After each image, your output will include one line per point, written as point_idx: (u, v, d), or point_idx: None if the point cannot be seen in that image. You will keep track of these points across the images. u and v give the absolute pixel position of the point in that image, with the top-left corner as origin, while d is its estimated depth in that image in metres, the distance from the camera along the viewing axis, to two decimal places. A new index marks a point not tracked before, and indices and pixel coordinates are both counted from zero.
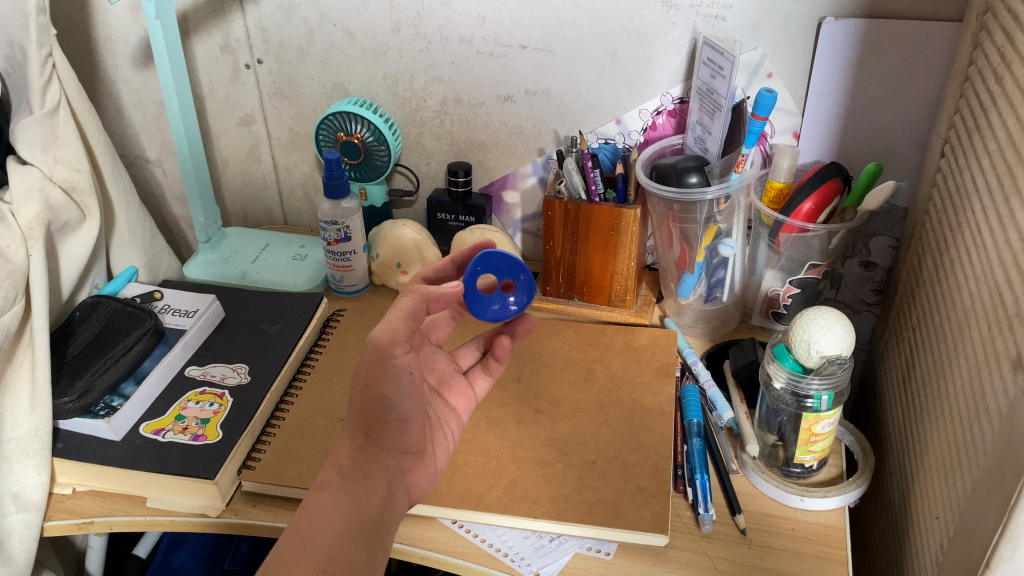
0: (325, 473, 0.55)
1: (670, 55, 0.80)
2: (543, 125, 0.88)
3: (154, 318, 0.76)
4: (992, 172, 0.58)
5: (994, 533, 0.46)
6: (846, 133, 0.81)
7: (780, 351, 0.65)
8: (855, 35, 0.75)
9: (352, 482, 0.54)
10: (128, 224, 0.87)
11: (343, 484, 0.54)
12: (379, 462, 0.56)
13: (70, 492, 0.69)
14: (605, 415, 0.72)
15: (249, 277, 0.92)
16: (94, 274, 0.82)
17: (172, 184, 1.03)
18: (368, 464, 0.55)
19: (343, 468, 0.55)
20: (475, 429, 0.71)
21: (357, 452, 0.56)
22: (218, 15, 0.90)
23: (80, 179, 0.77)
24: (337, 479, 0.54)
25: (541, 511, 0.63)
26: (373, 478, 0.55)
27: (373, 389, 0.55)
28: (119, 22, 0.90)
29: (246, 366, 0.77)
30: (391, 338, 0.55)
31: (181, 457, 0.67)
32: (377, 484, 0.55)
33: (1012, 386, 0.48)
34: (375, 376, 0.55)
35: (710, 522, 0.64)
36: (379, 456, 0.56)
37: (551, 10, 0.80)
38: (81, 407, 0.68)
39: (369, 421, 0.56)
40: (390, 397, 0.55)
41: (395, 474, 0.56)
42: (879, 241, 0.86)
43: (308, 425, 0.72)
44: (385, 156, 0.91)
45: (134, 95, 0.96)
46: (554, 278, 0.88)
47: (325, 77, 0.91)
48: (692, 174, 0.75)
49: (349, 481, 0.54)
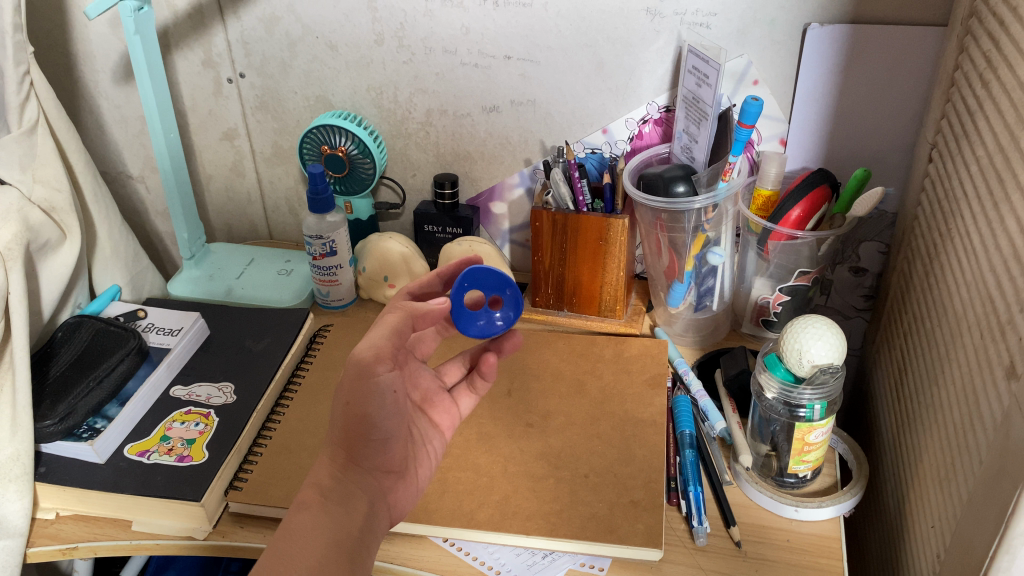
0: (305, 492, 0.53)
1: (655, 64, 0.80)
2: (529, 136, 0.88)
3: (138, 336, 0.75)
4: (981, 177, 0.58)
5: (991, 544, 0.46)
6: (833, 139, 0.80)
7: (772, 360, 0.64)
8: (840, 40, 0.74)
9: (333, 502, 0.53)
10: (111, 243, 0.85)
11: (324, 504, 0.52)
12: (358, 482, 0.55)
13: (54, 517, 0.68)
14: (597, 428, 0.72)
15: (234, 294, 0.91)
16: (76, 294, 0.81)
17: (156, 200, 1.02)
18: (348, 483, 0.54)
19: (323, 487, 0.54)
20: (465, 445, 0.70)
21: (338, 472, 0.55)
22: (199, 30, 0.89)
23: (60, 198, 0.76)
24: (318, 498, 0.53)
25: (534, 527, 0.62)
26: (354, 498, 0.54)
27: (354, 406, 0.54)
28: (100, 38, 0.89)
29: (232, 385, 0.76)
30: (374, 356, 0.55)
31: (167, 479, 0.65)
32: (357, 504, 0.54)
33: (1005, 394, 0.48)
34: (356, 394, 0.54)
35: (704, 535, 0.64)
36: (360, 476, 0.55)
37: (535, 19, 0.80)
38: (64, 431, 0.67)
39: (350, 439, 0.55)
40: (373, 415, 0.54)
41: (376, 494, 0.55)
42: (868, 246, 0.85)
43: (295, 444, 0.71)
44: (371, 169, 0.90)
45: (115, 112, 0.95)
46: (543, 289, 0.88)
47: (309, 90, 0.90)
48: (680, 183, 0.75)
49: (330, 501, 0.53)
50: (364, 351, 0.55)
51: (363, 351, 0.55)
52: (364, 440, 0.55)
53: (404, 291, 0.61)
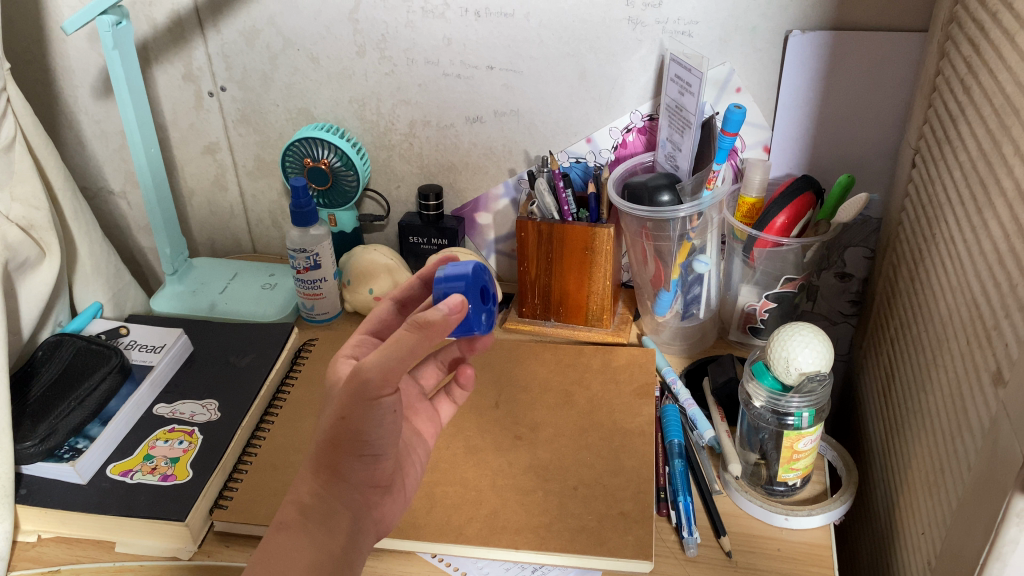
0: (286, 509, 0.53)
1: (638, 72, 0.80)
2: (513, 146, 0.87)
3: (121, 354, 0.74)
4: (964, 182, 0.58)
5: (982, 552, 0.45)
6: (817, 146, 0.80)
7: (759, 369, 0.64)
8: (821, 47, 0.74)
9: (313, 521, 0.52)
10: (92, 260, 0.84)
11: (303, 524, 0.52)
12: (342, 495, 0.53)
13: (36, 540, 0.67)
14: (586, 439, 0.71)
15: (218, 308, 0.90)
16: (57, 311, 0.80)
17: (139, 216, 1.01)
18: (331, 497, 0.53)
19: (305, 505, 0.53)
20: (453, 459, 0.70)
21: (319, 488, 0.53)
22: (178, 44, 0.88)
23: (39, 216, 0.75)
24: (298, 516, 0.52)
25: (522, 541, 0.62)
26: (337, 515, 0.53)
27: (347, 422, 0.49)
28: (78, 53, 0.88)
29: (216, 402, 0.75)
30: (382, 379, 0.47)
31: (150, 499, 0.65)
32: (340, 522, 0.53)
33: (993, 401, 0.47)
34: (354, 413, 0.49)
35: (694, 546, 0.63)
36: (344, 491, 0.53)
37: (517, 29, 0.80)
38: (45, 451, 0.66)
39: (338, 450, 0.51)
40: (365, 433, 0.50)
41: (359, 508, 0.54)
42: (853, 252, 0.85)
43: (281, 461, 0.70)
44: (354, 181, 0.89)
45: (95, 126, 0.94)
46: (529, 299, 0.87)
47: (291, 103, 0.90)
48: (664, 193, 0.74)
49: (310, 520, 0.52)
50: (373, 376, 0.47)
51: (369, 370, 0.47)
52: (352, 454, 0.51)
53: (387, 296, 0.60)
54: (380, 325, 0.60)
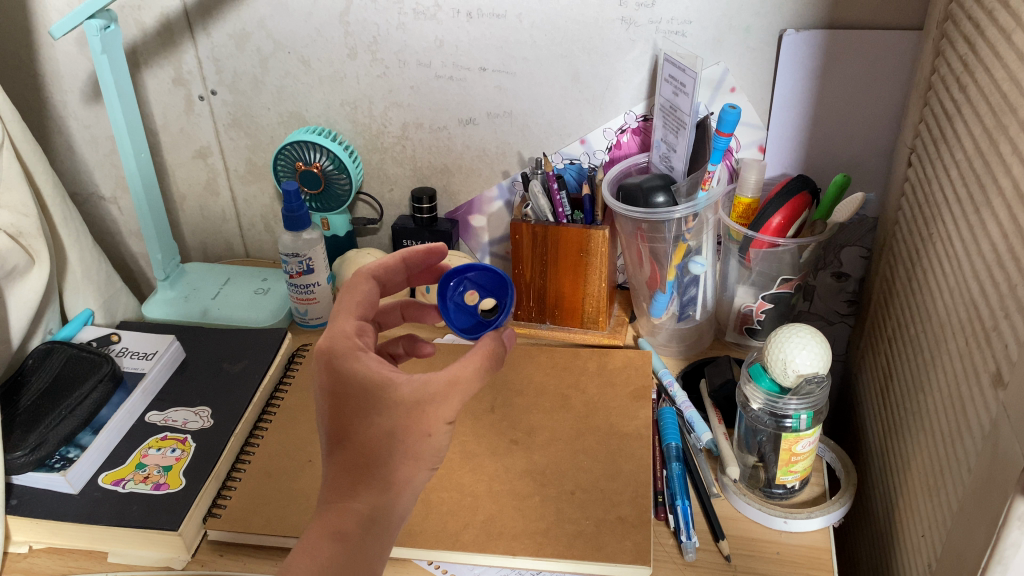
0: (340, 517, 0.48)
1: (631, 73, 0.79)
2: (507, 148, 0.87)
3: (112, 362, 0.73)
4: (961, 182, 0.58)
5: (984, 555, 0.45)
6: (811, 145, 0.80)
7: (756, 371, 0.64)
8: (816, 45, 0.74)
9: (369, 535, 0.48)
10: (82, 266, 0.84)
11: (361, 537, 0.48)
12: (397, 507, 0.49)
13: (27, 551, 0.66)
14: (582, 442, 0.71)
15: (210, 314, 0.89)
16: (47, 319, 0.80)
17: (129, 221, 1.00)
18: (389, 508, 0.49)
19: (363, 517, 0.48)
20: (449, 464, 0.69)
21: (380, 499, 0.49)
22: (168, 48, 0.87)
23: (27, 223, 0.73)
24: (357, 528, 0.48)
25: (520, 547, 0.61)
26: (387, 529, 0.49)
27: (431, 437, 0.48)
28: (66, 58, 0.88)
29: (209, 409, 0.74)
30: (458, 407, 0.48)
31: (143, 509, 0.64)
32: (388, 535, 0.49)
33: (994, 402, 0.47)
34: (441, 428, 0.48)
35: (693, 550, 0.63)
36: (398, 503, 0.49)
37: (510, 31, 0.79)
38: (35, 462, 0.65)
39: (409, 461, 0.48)
40: (428, 445, 0.49)
41: (403, 518, 0.51)
42: (850, 251, 0.85)
43: (275, 468, 0.70)
44: (347, 184, 0.88)
45: (85, 131, 0.93)
46: (525, 302, 0.86)
47: (282, 106, 0.89)
48: (660, 194, 0.74)
49: (366, 533, 0.48)
50: (456, 394, 0.48)
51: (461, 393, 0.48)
52: (417, 468, 0.49)
53: (368, 275, 0.55)
54: (369, 306, 0.54)
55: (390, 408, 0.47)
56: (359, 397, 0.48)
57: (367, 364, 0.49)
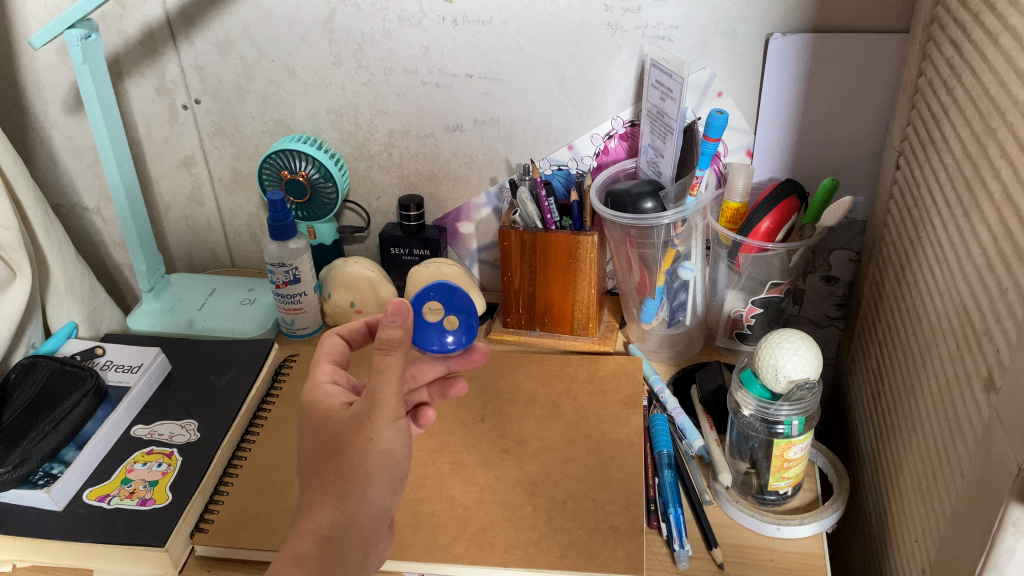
0: (298, 540, 0.47)
1: (618, 79, 0.79)
2: (494, 154, 0.86)
3: (96, 376, 0.72)
4: (950, 185, 0.58)
5: (977, 562, 0.44)
6: (799, 150, 0.80)
7: (747, 377, 0.63)
8: (802, 49, 0.74)
9: (331, 555, 0.47)
10: (65, 279, 0.83)
11: (319, 558, 0.47)
12: (358, 528, 0.49)
13: (10, 569, 0.65)
14: (573, 451, 0.70)
15: (196, 325, 0.88)
16: (30, 333, 0.79)
17: (114, 232, 0.99)
18: (349, 527, 0.48)
19: (322, 536, 0.47)
20: (439, 475, 0.68)
21: (340, 517, 0.48)
22: (150, 56, 0.86)
23: (8, 236, 0.72)
24: (315, 549, 0.47)
25: (512, 558, 0.60)
26: (352, 549, 0.48)
27: (376, 441, 0.47)
28: (48, 67, 0.87)
29: (195, 422, 0.73)
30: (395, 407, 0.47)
31: (129, 525, 0.63)
32: (353, 557, 0.48)
33: (986, 408, 0.47)
34: (386, 432, 0.47)
35: (686, 558, 0.62)
36: (362, 520, 0.49)
37: (496, 37, 0.79)
38: (19, 478, 0.64)
39: (360, 474, 0.48)
40: (377, 454, 0.48)
41: (372, 535, 0.50)
42: (839, 255, 0.85)
43: (263, 481, 0.69)
44: (332, 194, 0.87)
45: (67, 142, 0.92)
46: (514, 310, 0.86)
47: (267, 114, 0.88)
48: (648, 200, 0.73)
49: (327, 554, 0.47)
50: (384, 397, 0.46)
51: (389, 394, 0.47)
52: (374, 479, 0.48)
53: (333, 334, 0.57)
54: (342, 356, 0.56)
55: (339, 425, 0.49)
56: (316, 421, 0.51)
57: (324, 391, 0.51)
